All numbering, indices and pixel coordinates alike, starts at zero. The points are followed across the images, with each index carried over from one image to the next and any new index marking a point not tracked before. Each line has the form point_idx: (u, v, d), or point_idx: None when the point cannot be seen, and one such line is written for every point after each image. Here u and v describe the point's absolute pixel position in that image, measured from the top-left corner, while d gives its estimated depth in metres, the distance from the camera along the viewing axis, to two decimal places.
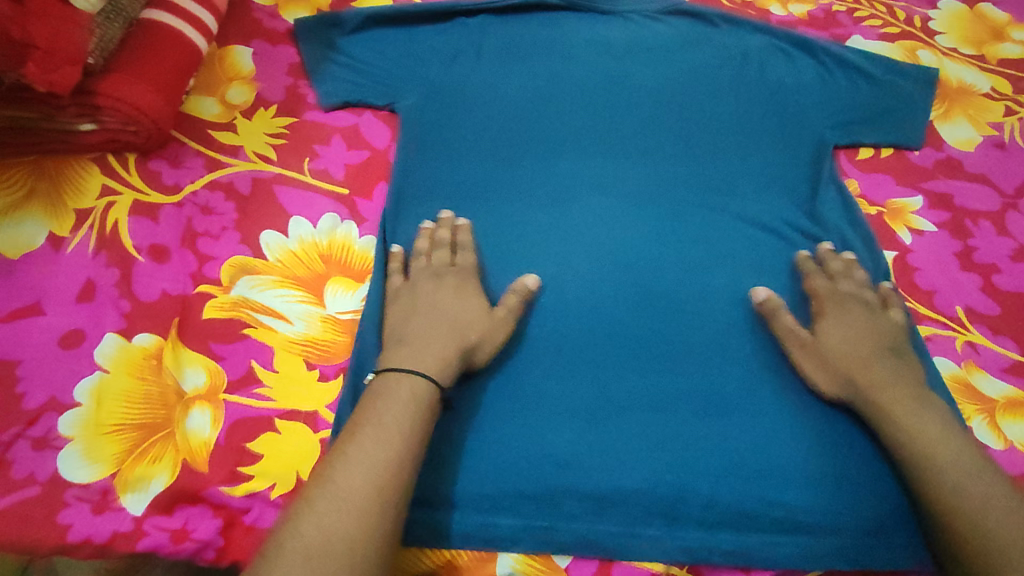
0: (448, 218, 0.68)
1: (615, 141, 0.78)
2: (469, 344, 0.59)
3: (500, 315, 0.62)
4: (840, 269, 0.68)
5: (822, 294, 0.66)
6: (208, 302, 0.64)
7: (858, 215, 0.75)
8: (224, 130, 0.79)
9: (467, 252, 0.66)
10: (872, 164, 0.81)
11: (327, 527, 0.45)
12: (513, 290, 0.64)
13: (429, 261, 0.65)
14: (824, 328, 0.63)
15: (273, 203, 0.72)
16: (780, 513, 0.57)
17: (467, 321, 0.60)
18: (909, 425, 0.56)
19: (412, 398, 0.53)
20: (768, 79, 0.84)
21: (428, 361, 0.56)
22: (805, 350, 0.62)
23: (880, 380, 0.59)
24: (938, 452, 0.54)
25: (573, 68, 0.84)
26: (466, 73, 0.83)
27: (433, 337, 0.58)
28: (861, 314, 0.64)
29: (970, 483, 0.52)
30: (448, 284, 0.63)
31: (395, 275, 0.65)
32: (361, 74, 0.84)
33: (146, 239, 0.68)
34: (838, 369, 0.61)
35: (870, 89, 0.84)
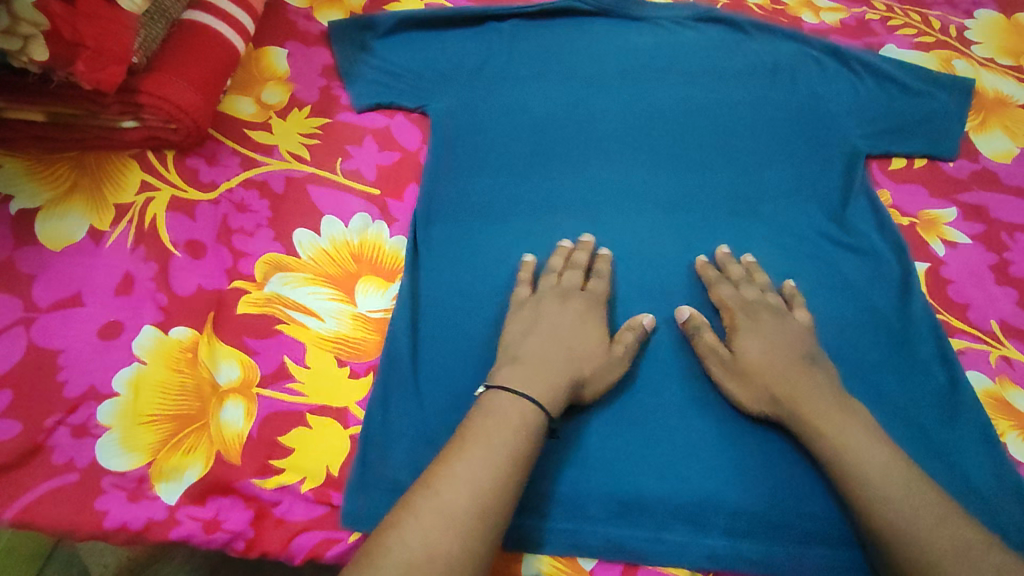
0: (587, 241, 0.68)
1: (645, 147, 0.78)
2: (582, 376, 0.58)
3: (617, 352, 0.61)
4: (741, 275, 0.67)
5: (731, 307, 0.64)
6: (242, 297, 0.65)
7: (889, 224, 0.74)
8: (260, 129, 0.81)
9: (600, 280, 0.65)
10: (904, 174, 0.80)
11: (429, 542, 0.45)
12: (634, 327, 0.63)
13: (560, 280, 0.65)
14: (739, 342, 0.62)
15: (306, 202, 0.74)
16: (804, 523, 0.57)
17: (584, 353, 0.59)
18: (832, 438, 0.55)
19: (522, 425, 0.52)
20: (799, 87, 0.84)
21: (541, 385, 0.55)
22: (724, 367, 0.61)
23: (804, 393, 0.57)
24: (862, 466, 0.53)
25: (603, 73, 0.85)
26: (498, 76, 0.84)
27: (551, 360, 0.57)
28: (772, 325, 0.62)
29: (896, 498, 0.51)
30: (573, 306, 0.63)
31: (523, 287, 0.65)
32: (394, 77, 0.85)
33: (184, 234, 0.69)
34: (760, 385, 0.59)
35: (903, 99, 0.83)
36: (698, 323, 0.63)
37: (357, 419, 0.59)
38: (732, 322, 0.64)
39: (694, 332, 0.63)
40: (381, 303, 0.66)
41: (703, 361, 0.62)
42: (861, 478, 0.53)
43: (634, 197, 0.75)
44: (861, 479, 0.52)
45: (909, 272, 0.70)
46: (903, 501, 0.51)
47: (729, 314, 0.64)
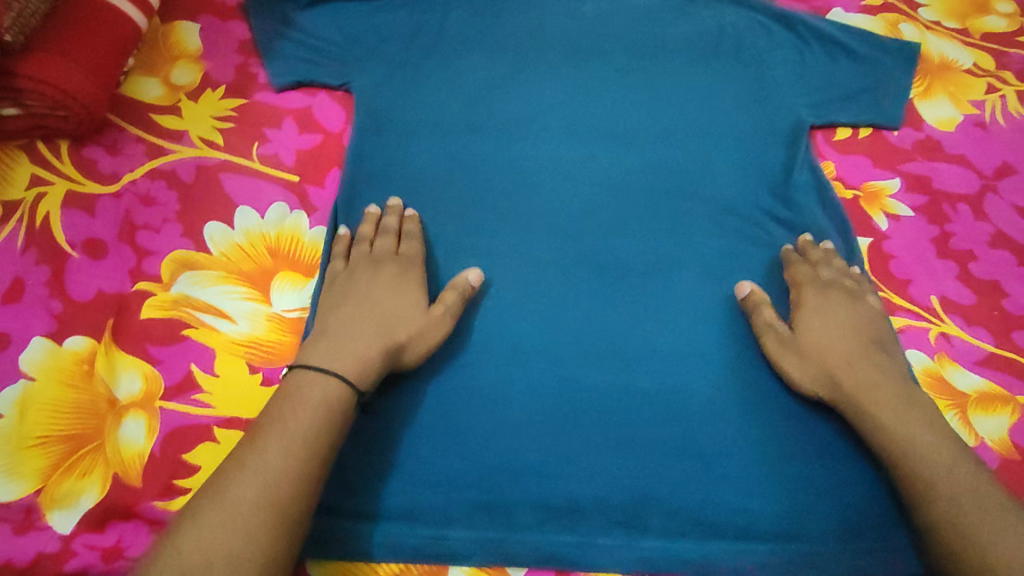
0: (395, 205, 0.66)
1: (583, 126, 0.74)
2: (398, 342, 0.56)
3: (437, 313, 0.59)
4: (821, 258, 0.66)
5: (801, 284, 0.64)
6: (147, 300, 0.60)
7: (831, 198, 0.72)
8: (166, 112, 0.74)
9: (412, 242, 0.63)
10: (849, 145, 0.78)
11: (215, 537, 0.43)
12: (451, 286, 0.61)
13: (372, 248, 0.62)
14: (804, 322, 0.61)
15: (218, 193, 0.68)
16: (756, 516, 0.55)
17: (395, 321, 0.57)
18: (895, 430, 0.54)
19: (324, 401, 0.50)
20: (744, 55, 0.80)
21: (345, 361, 0.53)
22: (785, 346, 0.60)
23: (869, 382, 0.56)
24: (931, 461, 0.51)
25: (541, 45, 0.80)
26: (426, 50, 0.78)
27: (359, 334, 0.55)
28: (841, 306, 0.62)
29: (964, 496, 0.49)
30: (386, 275, 0.61)
31: (336, 261, 0.62)
32: (314, 49, 0.78)
33: (81, 233, 0.63)
34: (822, 366, 0.58)
35: (849, 66, 0.81)
36: (760, 300, 0.62)
37: None
38: (800, 298, 0.63)
39: (755, 308, 0.62)
40: (299, 301, 0.62)
41: (762, 338, 0.61)
42: (926, 470, 0.51)
43: (571, 179, 0.71)
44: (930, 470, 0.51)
45: (851, 250, 0.68)
46: (961, 488, 0.50)
47: (797, 292, 0.63)
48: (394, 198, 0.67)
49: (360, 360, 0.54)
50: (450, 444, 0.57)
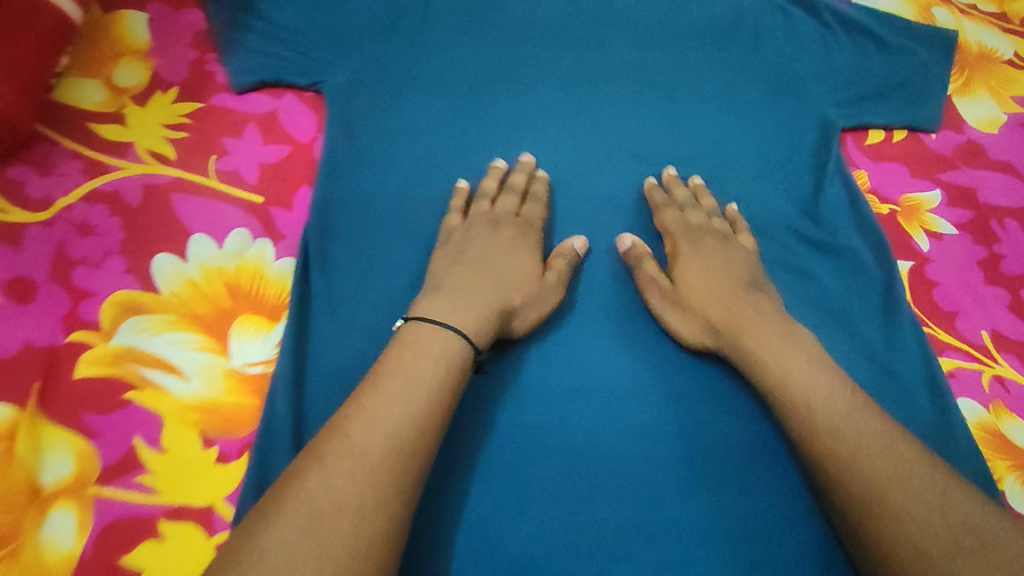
0: (527, 162, 0.62)
1: (583, 132, 0.66)
2: (512, 305, 0.53)
3: (550, 281, 0.56)
4: (685, 198, 0.62)
5: (671, 231, 0.60)
6: (82, 355, 0.51)
7: (868, 214, 0.63)
8: (108, 120, 0.64)
9: (536, 204, 0.60)
10: (883, 150, 0.69)
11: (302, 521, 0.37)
12: (560, 252, 0.58)
13: (492, 207, 0.60)
14: (682, 270, 0.57)
15: (170, 218, 0.59)
16: (659, 516, 0.50)
17: (512, 283, 0.54)
18: (777, 372, 0.50)
19: (445, 357, 0.47)
20: (763, 46, 0.71)
21: (464, 316, 0.50)
22: (665, 299, 0.56)
23: (747, 324, 0.53)
24: (818, 405, 0.47)
25: (531, 30, 0.70)
26: (403, 40, 0.67)
27: (478, 291, 0.53)
28: (713, 247, 0.58)
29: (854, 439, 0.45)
30: (504, 235, 0.58)
31: (454, 215, 0.59)
32: (267, 34, 0.66)
33: (7, 272, 0.54)
34: (700, 317, 0.55)
35: (883, 59, 0.71)
36: (639, 254, 0.58)
37: (225, 523, 0.47)
38: (674, 248, 0.59)
39: (636, 262, 0.58)
40: (262, 354, 0.53)
41: (643, 293, 0.57)
42: (816, 420, 0.47)
43: (569, 198, 0.63)
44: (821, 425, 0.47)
45: (892, 277, 0.60)
46: (854, 441, 0.45)
47: (670, 241, 0.60)
48: (525, 154, 0.63)
49: (479, 316, 0.51)
50: (434, 525, 0.48)
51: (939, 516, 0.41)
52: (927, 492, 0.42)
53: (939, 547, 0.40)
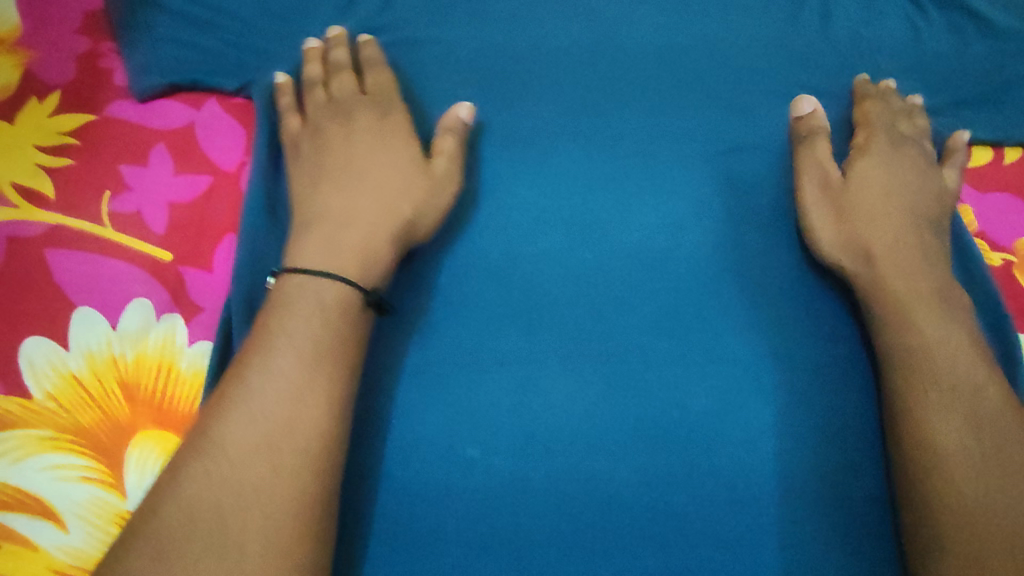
0: (337, 34, 0.58)
1: (644, 146, 0.56)
2: (403, 219, 0.50)
3: (440, 169, 0.53)
4: (902, 108, 0.58)
5: (871, 126, 0.57)
6: (118, 421, 0.48)
7: (984, 276, 0.54)
8: (128, 134, 0.58)
9: (376, 75, 0.56)
10: (991, 173, 0.61)
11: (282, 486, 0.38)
12: (446, 127, 0.54)
13: (326, 93, 0.56)
14: (860, 167, 0.55)
15: (200, 253, 0.54)
16: (726, 452, 0.48)
17: (398, 192, 0.51)
18: (932, 322, 0.46)
19: (319, 308, 0.44)
20: (844, 25, 0.62)
21: (343, 257, 0.47)
22: (823, 190, 0.53)
23: (906, 258, 0.50)
24: (951, 367, 0.45)
25: (587, 28, 0.60)
26: (433, 32, 0.60)
27: (365, 215, 0.49)
28: (911, 167, 0.55)
29: (973, 421, 0.43)
30: (363, 122, 0.55)
31: (290, 117, 0.56)
32: (289, 30, 0.59)
33: (34, 316, 0.51)
34: (851, 227, 0.51)
35: (989, 39, 0.61)
36: (815, 129, 0.55)
37: None
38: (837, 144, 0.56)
39: (807, 134, 0.55)
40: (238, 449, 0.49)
41: (800, 177, 0.54)
42: (943, 378, 0.44)
43: (638, 252, 0.53)
44: (951, 380, 0.44)
45: (1010, 355, 0.52)
46: (962, 384, 0.44)
47: (867, 134, 0.56)
48: (335, 27, 0.58)
49: (360, 251, 0.47)
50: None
51: (994, 469, 0.41)
52: (995, 444, 0.42)
53: (978, 489, 0.41)
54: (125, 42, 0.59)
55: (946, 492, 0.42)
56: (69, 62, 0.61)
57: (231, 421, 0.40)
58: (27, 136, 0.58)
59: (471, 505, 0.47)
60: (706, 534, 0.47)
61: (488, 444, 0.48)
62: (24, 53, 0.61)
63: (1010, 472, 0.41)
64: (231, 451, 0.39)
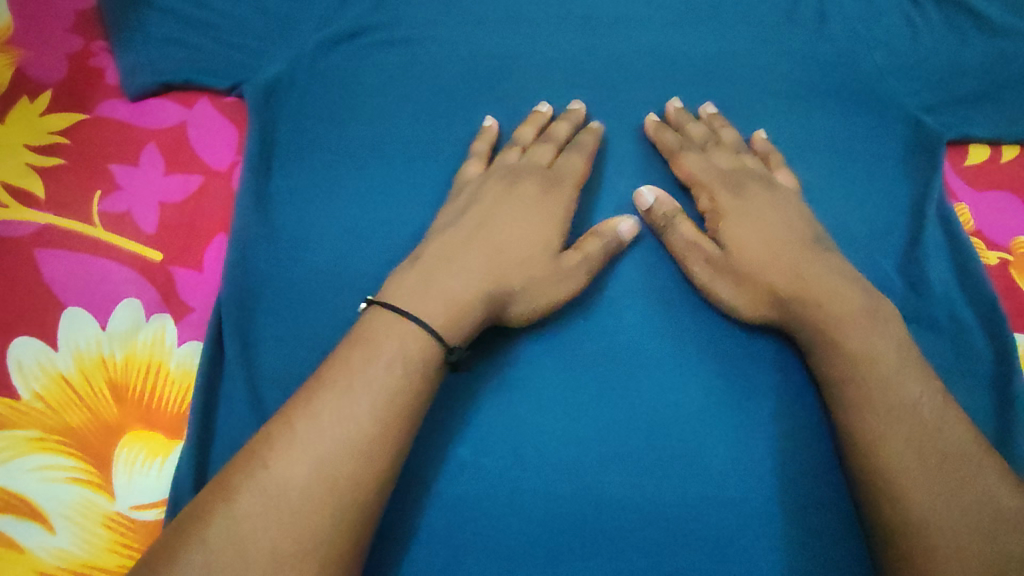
0: (575, 111, 0.56)
1: (637, 146, 0.56)
2: (508, 289, 0.47)
3: (569, 263, 0.49)
4: (704, 135, 0.55)
5: (709, 185, 0.53)
6: (107, 422, 0.48)
7: (980, 276, 0.54)
8: (119, 133, 0.58)
9: (576, 155, 0.54)
10: (987, 172, 0.60)
11: (289, 490, 0.36)
12: (598, 232, 0.51)
13: (522, 159, 0.54)
14: (727, 227, 0.50)
15: (190, 252, 0.54)
16: (708, 462, 0.46)
17: (512, 258, 0.48)
18: (856, 349, 0.44)
19: (402, 357, 0.41)
20: (840, 23, 0.61)
21: (435, 305, 0.44)
22: (710, 266, 0.49)
23: (822, 288, 0.47)
24: (893, 390, 0.42)
25: (581, 28, 0.60)
26: (425, 31, 0.59)
27: (465, 265, 0.47)
28: (762, 194, 0.52)
29: (923, 446, 0.40)
30: (528, 189, 0.52)
31: (472, 163, 0.54)
32: (281, 28, 0.58)
33: (24, 315, 0.51)
34: (758, 283, 0.48)
35: (987, 37, 0.61)
36: (668, 214, 0.51)
37: None
38: (715, 204, 0.52)
39: (665, 224, 0.51)
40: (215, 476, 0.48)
41: (682, 260, 0.50)
42: (882, 405, 0.42)
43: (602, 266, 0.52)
44: (889, 407, 0.42)
45: (1007, 355, 0.52)
46: (901, 403, 0.42)
47: (710, 196, 0.52)
48: (576, 102, 0.57)
49: (449, 300, 0.44)
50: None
51: (946, 487, 0.39)
52: (944, 460, 0.40)
53: (932, 508, 0.39)
54: (116, 40, 0.59)
55: (903, 519, 0.39)
56: (61, 61, 0.60)
57: (290, 454, 0.37)
58: (18, 134, 0.57)
59: (448, 514, 0.45)
60: (702, 539, 0.45)
61: (479, 445, 0.47)
62: (16, 52, 0.60)
63: (969, 497, 0.39)
64: (276, 480, 0.36)
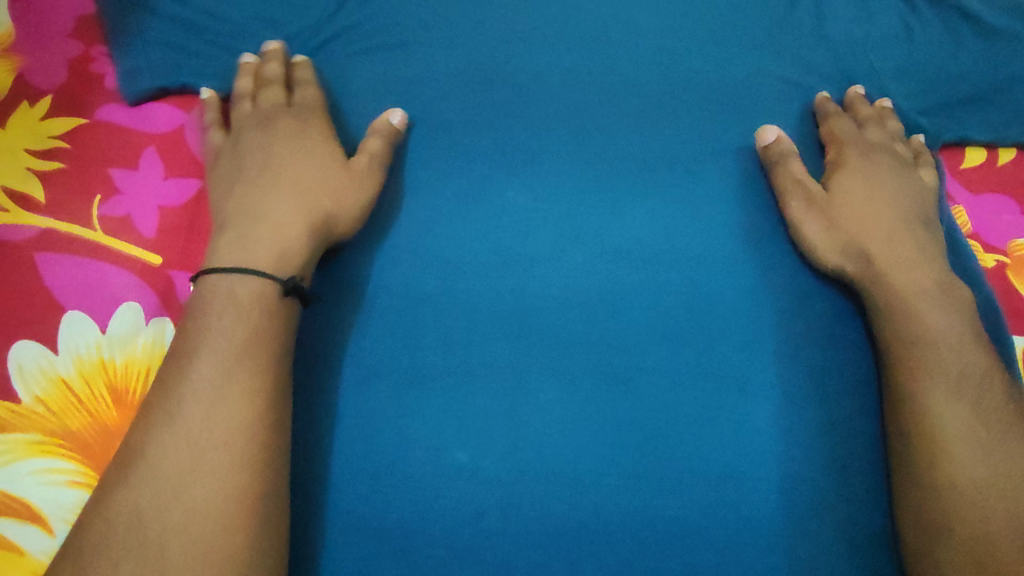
0: (272, 48, 0.58)
1: (635, 145, 0.56)
2: (325, 213, 0.50)
3: (359, 176, 0.52)
4: (870, 116, 0.57)
5: (845, 142, 0.55)
6: (107, 426, 0.48)
7: (977, 278, 0.54)
8: (118, 138, 0.58)
9: (304, 88, 0.56)
10: (985, 175, 0.60)
11: (165, 469, 0.39)
12: (372, 131, 0.55)
13: (255, 106, 0.55)
14: (840, 181, 0.54)
15: (189, 257, 0.54)
16: (722, 453, 0.47)
17: (320, 189, 0.51)
18: (930, 321, 0.47)
19: (229, 300, 0.45)
20: (835, 26, 0.62)
21: (259, 252, 0.46)
22: (810, 206, 0.53)
23: (904, 258, 0.50)
24: (953, 364, 0.45)
25: (578, 31, 0.60)
26: (424, 35, 0.60)
27: (284, 203, 0.49)
28: (889, 166, 0.55)
29: (978, 417, 0.43)
30: (283, 126, 0.54)
31: (212, 132, 0.56)
32: (280, 34, 0.59)
33: (23, 320, 0.51)
34: (848, 234, 0.51)
35: (980, 42, 0.61)
36: (785, 150, 0.55)
37: None
38: (840, 156, 0.55)
39: (779, 158, 0.54)
40: None
41: (785, 194, 0.53)
42: (943, 373, 0.45)
43: (631, 251, 0.52)
44: (950, 374, 0.45)
45: (1005, 357, 0.51)
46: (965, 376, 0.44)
47: (838, 150, 0.55)
48: (271, 42, 0.58)
49: (273, 247, 0.47)
50: None
51: (1003, 452, 0.42)
52: (996, 424, 0.43)
53: (987, 471, 0.41)
54: (116, 45, 0.59)
55: (953, 481, 0.41)
56: (62, 67, 0.61)
57: (157, 435, 0.40)
58: (18, 140, 0.58)
59: (426, 516, 0.44)
60: (703, 538, 0.45)
61: (477, 447, 0.46)
62: (17, 58, 0.61)
63: (1018, 466, 0.41)
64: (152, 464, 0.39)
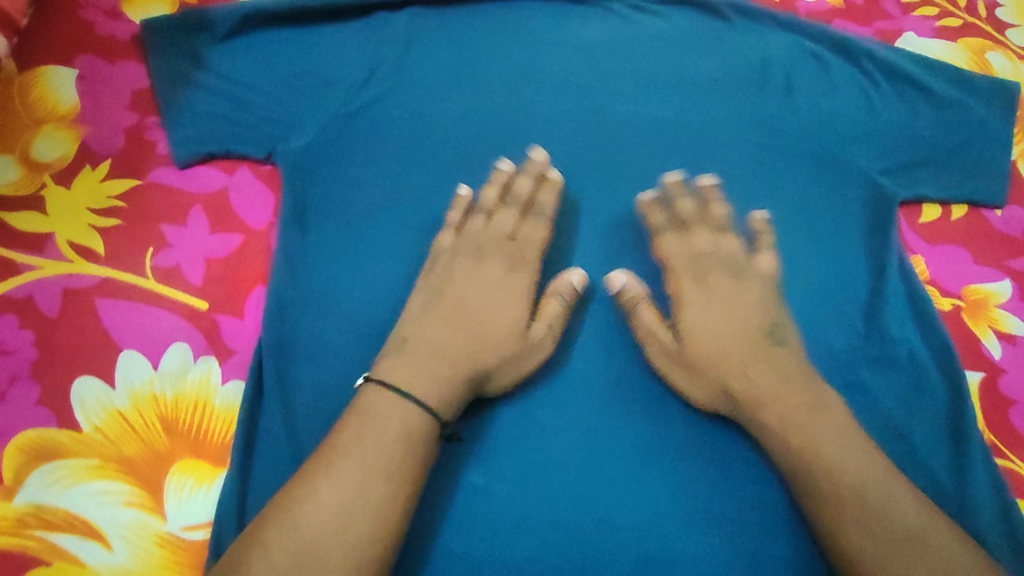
0: (538, 160, 0.62)
1: (626, 206, 0.63)
2: (485, 367, 0.53)
3: (539, 334, 0.55)
4: (691, 211, 0.61)
5: (677, 271, 0.59)
6: (161, 452, 0.53)
7: (932, 319, 0.61)
8: (170, 197, 0.66)
9: (537, 220, 0.61)
10: (940, 228, 0.68)
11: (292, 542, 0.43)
12: (554, 291, 0.57)
13: (485, 227, 0.61)
14: (688, 323, 0.56)
15: (232, 301, 0.61)
16: (696, 484, 0.53)
17: (490, 336, 0.54)
18: (793, 446, 0.49)
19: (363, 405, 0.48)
20: (801, 94, 0.70)
21: (426, 384, 0.50)
22: (669, 358, 0.55)
23: (768, 393, 0.51)
24: (835, 471, 0.47)
25: (575, 103, 0.68)
26: (440, 102, 0.67)
27: (453, 344, 0.53)
28: (725, 284, 0.57)
29: (879, 520, 0.46)
30: (493, 261, 0.59)
31: (446, 233, 0.60)
32: (313, 104, 0.66)
33: (83, 359, 0.57)
34: (711, 378, 0.53)
35: (936, 110, 0.69)
36: (635, 298, 0.57)
37: None
38: (679, 292, 0.58)
39: (631, 306, 0.57)
40: (207, 508, 0.52)
41: (645, 347, 0.56)
42: (827, 490, 0.47)
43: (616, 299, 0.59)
44: (842, 491, 0.47)
45: (960, 391, 0.58)
46: (848, 481, 0.47)
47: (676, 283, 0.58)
48: (537, 152, 0.63)
49: (445, 381, 0.51)
50: None
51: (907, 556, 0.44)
52: (914, 541, 0.45)
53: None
54: (169, 116, 0.67)
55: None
56: (118, 134, 0.69)
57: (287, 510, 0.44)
58: (81, 198, 0.65)
59: (454, 525, 0.51)
60: (687, 555, 0.51)
61: (489, 473, 0.53)
62: (79, 126, 0.69)
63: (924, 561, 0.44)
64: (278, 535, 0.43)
